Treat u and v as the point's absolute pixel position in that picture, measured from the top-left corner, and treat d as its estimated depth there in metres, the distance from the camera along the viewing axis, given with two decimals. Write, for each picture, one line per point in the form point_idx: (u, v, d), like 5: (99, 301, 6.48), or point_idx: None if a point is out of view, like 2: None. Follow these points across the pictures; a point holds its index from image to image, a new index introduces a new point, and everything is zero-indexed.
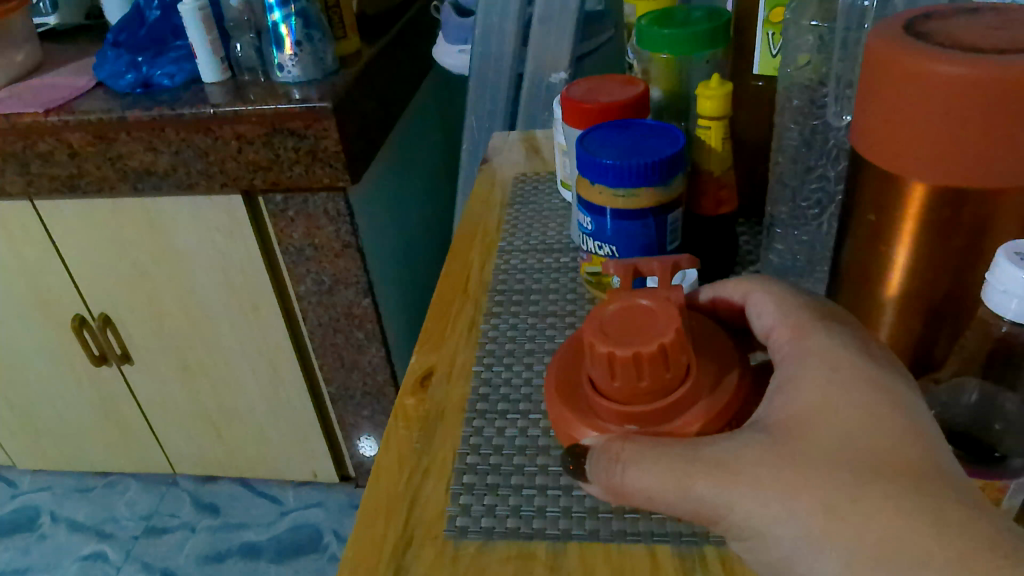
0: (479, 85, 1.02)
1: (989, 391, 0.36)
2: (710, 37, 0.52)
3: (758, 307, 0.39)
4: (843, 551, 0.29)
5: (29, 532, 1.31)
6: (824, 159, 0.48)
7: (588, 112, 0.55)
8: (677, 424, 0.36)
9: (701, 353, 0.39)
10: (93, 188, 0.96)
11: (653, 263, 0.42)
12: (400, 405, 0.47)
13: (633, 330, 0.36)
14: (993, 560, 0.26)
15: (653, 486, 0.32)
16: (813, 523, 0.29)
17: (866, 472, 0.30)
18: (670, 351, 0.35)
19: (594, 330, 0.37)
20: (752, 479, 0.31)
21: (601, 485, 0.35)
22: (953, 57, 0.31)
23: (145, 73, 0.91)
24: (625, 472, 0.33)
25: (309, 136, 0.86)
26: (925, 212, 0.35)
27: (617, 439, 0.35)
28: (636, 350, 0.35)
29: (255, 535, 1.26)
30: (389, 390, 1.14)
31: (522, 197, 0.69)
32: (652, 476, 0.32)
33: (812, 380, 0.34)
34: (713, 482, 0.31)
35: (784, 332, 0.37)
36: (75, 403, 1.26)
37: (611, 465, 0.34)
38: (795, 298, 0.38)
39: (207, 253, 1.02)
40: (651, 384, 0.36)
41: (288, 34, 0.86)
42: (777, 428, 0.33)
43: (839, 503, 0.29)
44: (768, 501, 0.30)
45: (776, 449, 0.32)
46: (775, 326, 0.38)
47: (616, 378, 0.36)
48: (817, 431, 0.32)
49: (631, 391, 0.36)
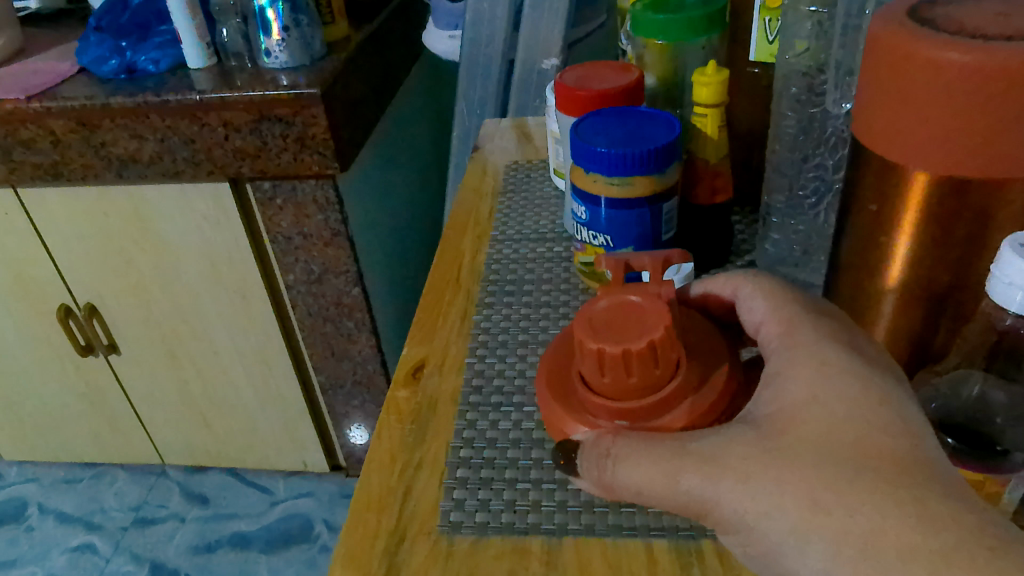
0: (469, 70, 1.00)
1: (989, 385, 0.36)
2: (705, 23, 0.51)
3: (749, 303, 0.39)
4: (827, 547, 0.28)
5: (16, 523, 1.30)
6: (822, 147, 0.47)
7: (581, 100, 0.54)
8: (663, 421, 0.36)
9: (690, 349, 0.39)
10: (77, 175, 0.94)
11: (644, 257, 0.41)
12: (391, 398, 0.47)
13: (625, 326, 0.36)
14: (978, 554, 0.26)
15: (642, 481, 0.32)
16: (799, 519, 0.29)
17: (854, 464, 0.29)
18: (659, 348, 0.35)
19: (584, 325, 0.36)
20: (738, 472, 0.31)
21: (591, 480, 0.35)
22: (962, 44, 0.31)
23: (129, 59, 0.89)
24: (616, 467, 0.33)
25: (298, 123, 0.85)
26: (927, 201, 0.34)
27: (609, 434, 0.34)
28: (625, 346, 0.34)
29: (245, 526, 1.25)
30: (379, 379, 1.13)
31: (514, 185, 0.68)
32: (643, 469, 0.32)
33: (802, 372, 0.33)
34: (699, 476, 0.31)
35: (773, 327, 0.37)
36: (62, 392, 1.25)
37: (602, 459, 0.33)
38: (787, 293, 0.38)
39: (195, 239, 1.00)
40: (641, 380, 0.35)
41: (275, 19, 0.85)
42: (766, 424, 0.32)
43: (824, 497, 0.29)
44: (755, 495, 0.30)
45: (764, 441, 0.31)
46: (764, 321, 0.37)
47: (606, 374, 0.35)
48: (807, 422, 0.31)
49: (622, 387, 0.35)
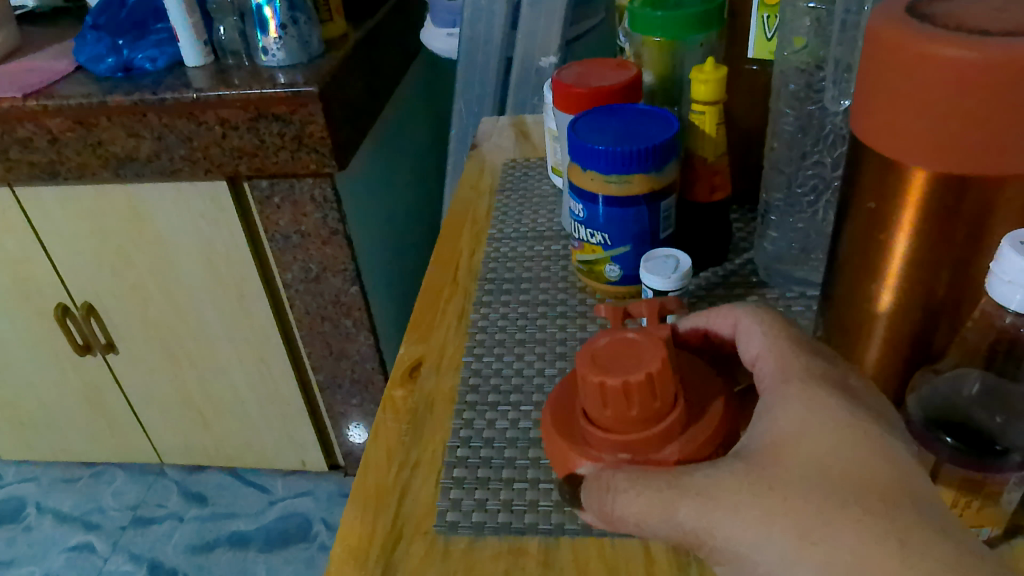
0: (467, 69, 1.00)
1: (990, 381, 0.35)
2: (704, 20, 0.51)
3: (747, 336, 0.38)
4: (822, 563, 0.28)
5: (14, 523, 1.29)
6: (821, 145, 0.47)
7: (578, 97, 0.54)
8: (665, 454, 0.35)
9: (686, 385, 0.38)
10: (75, 174, 0.93)
11: (643, 305, 0.42)
12: (388, 397, 0.46)
13: (625, 358, 0.35)
14: None
15: (640, 512, 0.31)
16: (791, 547, 0.28)
17: (849, 487, 0.29)
18: (660, 380, 0.34)
19: (585, 360, 0.36)
20: (730, 501, 0.30)
21: (593, 512, 0.34)
22: (960, 40, 0.30)
23: (125, 57, 0.89)
24: (617, 500, 0.32)
25: (296, 121, 0.85)
26: (925, 197, 0.34)
27: (608, 468, 0.34)
28: (626, 378, 0.34)
29: (244, 525, 1.25)
30: (377, 377, 1.13)
31: (511, 183, 0.68)
32: (642, 502, 0.31)
33: (789, 405, 0.33)
34: (694, 508, 0.30)
35: (767, 362, 0.36)
36: (60, 392, 1.24)
37: (601, 493, 0.33)
38: (782, 329, 0.37)
39: (192, 238, 1.00)
40: (642, 412, 0.34)
41: (272, 17, 0.84)
42: (756, 457, 0.32)
43: (813, 525, 0.28)
44: (745, 525, 0.29)
45: (755, 476, 0.30)
46: (760, 356, 0.37)
47: (608, 407, 0.35)
48: (797, 456, 0.31)
49: (623, 418, 0.35)
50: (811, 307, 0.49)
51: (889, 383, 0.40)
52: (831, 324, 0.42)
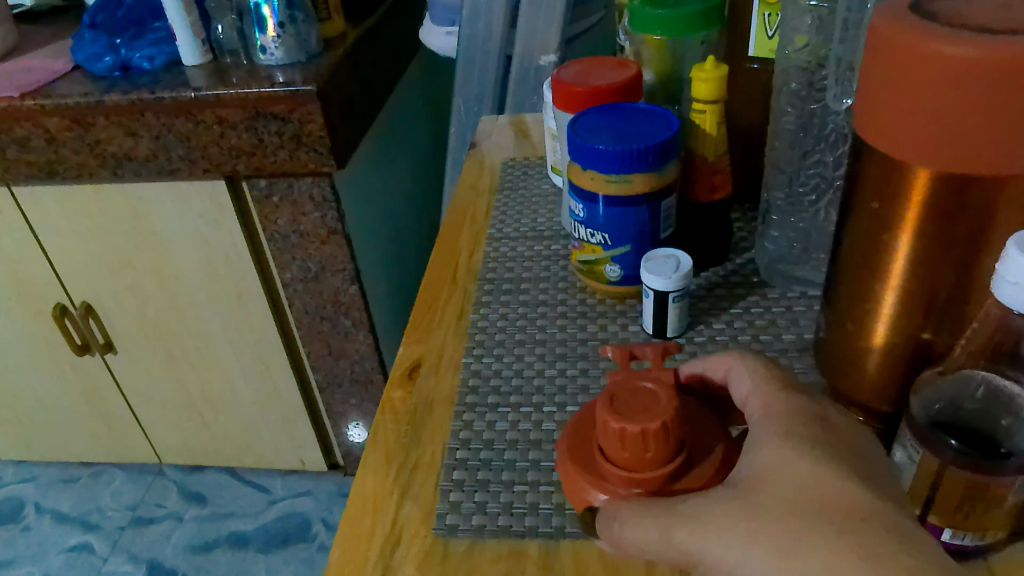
0: (466, 67, 1.00)
1: (994, 384, 0.35)
2: (704, 18, 0.50)
3: (738, 379, 0.37)
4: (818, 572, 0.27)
5: (13, 523, 1.29)
6: (823, 143, 0.47)
7: (578, 96, 0.53)
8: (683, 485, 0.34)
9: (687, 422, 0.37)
10: (72, 174, 0.93)
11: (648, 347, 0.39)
12: (388, 399, 0.46)
13: (643, 405, 0.34)
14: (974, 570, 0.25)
15: (642, 538, 0.32)
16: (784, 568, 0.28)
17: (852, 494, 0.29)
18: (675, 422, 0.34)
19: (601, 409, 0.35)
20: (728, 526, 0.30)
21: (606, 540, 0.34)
22: (963, 38, 0.30)
23: (123, 56, 0.88)
24: (623, 527, 0.33)
25: (294, 120, 0.84)
26: (928, 196, 0.34)
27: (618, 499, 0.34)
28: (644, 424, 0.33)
29: (243, 525, 1.25)
30: (377, 377, 1.13)
31: (511, 182, 0.68)
32: (642, 527, 0.32)
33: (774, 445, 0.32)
34: (690, 535, 0.30)
35: (755, 404, 0.35)
36: (59, 391, 1.24)
37: (610, 521, 0.33)
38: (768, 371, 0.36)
39: (190, 237, 1.00)
40: (659, 454, 0.34)
41: (270, 16, 0.84)
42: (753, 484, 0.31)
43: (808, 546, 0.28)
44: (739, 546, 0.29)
45: (746, 501, 0.30)
46: (750, 396, 0.36)
47: (626, 449, 0.34)
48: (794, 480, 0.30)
49: (641, 460, 0.34)
50: (812, 308, 0.49)
51: (893, 385, 0.40)
52: (834, 326, 0.42)
